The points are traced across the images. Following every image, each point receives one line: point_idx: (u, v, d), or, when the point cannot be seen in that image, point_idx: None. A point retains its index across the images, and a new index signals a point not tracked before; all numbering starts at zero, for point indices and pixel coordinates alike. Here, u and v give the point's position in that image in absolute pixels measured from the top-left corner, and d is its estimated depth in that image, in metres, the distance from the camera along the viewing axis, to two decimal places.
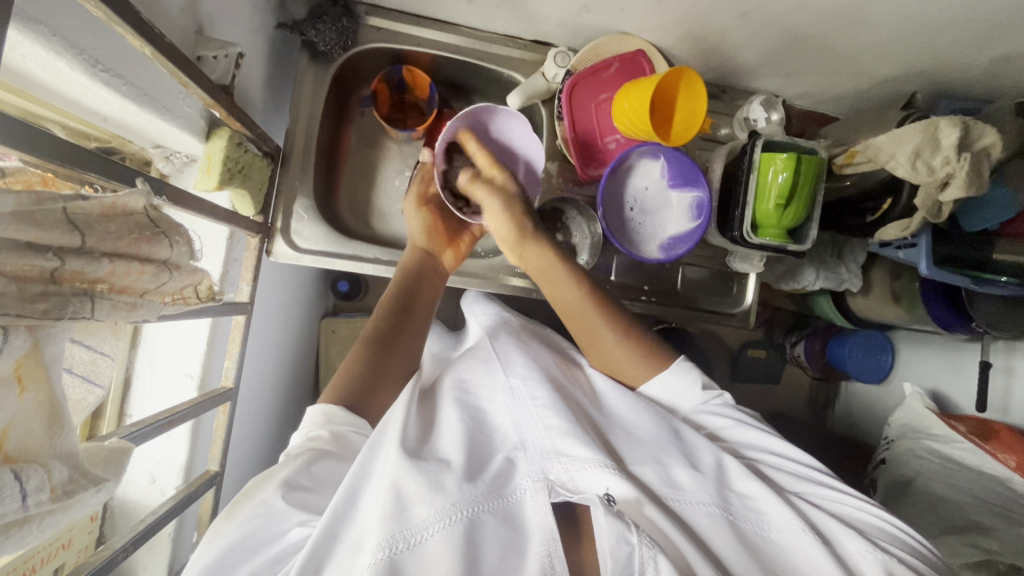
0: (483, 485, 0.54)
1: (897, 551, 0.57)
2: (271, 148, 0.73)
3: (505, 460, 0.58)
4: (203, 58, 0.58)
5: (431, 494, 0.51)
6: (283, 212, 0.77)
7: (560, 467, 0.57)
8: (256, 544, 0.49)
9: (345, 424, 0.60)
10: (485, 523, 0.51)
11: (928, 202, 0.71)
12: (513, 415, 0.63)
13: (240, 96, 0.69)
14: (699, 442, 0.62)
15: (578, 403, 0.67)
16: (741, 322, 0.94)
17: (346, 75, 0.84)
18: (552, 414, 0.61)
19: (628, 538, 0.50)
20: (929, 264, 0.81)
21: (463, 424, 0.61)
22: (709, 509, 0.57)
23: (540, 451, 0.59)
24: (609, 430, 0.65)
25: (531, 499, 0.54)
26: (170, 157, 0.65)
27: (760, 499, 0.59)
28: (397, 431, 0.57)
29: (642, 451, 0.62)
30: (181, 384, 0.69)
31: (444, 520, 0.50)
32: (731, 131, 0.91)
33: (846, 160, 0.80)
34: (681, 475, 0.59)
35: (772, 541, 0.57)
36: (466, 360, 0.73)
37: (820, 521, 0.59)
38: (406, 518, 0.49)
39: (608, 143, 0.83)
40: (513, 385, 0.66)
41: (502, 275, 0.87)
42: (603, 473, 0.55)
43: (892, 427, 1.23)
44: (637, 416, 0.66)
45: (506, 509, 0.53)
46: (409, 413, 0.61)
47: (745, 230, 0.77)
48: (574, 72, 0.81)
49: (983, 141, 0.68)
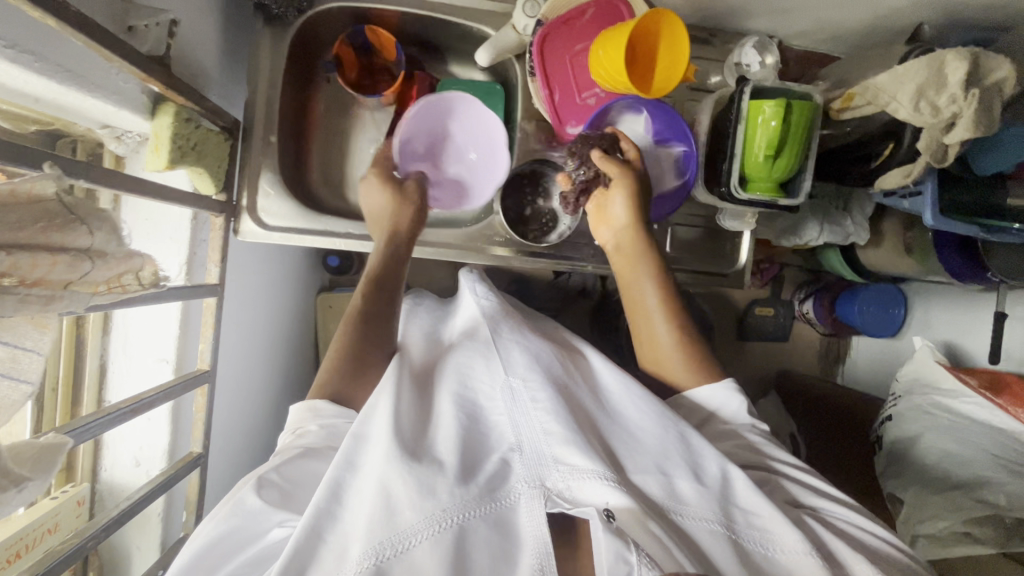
0: (476, 489, 0.53)
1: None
2: (229, 122, 0.70)
3: (500, 462, 0.57)
4: (135, 28, 0.54)
5: (421, 498, 0.51)
6: (248, 188, 0.74)
7: (558, 476, 0.55)
8: (240, 541, 0.52)
9: (334, 416, 0.61)
10: (475, 529, 0.51)
11: (932, 145, 0.66)
12: (510, 414, 0.61)
13: (189, 67, 0.66)
14: (706, 450, 0.61)
15: (581, 402, 0.65)
16: (734, 283, 0.90)
17: (307, 38, 0.80)
18: (553, 420, 0.59)
19: (627, 557, 0.49)
20: (934, 214, 0.75)
21: (460, 422, 0.60)
22: (711, 526, 0.56)
23: (536, 455, 0.57)
24: (611, 433, 0.64)
25: (525, 506, 0.53)
26: (122, 137, 0.64)
27: (765, 517, 0.58)
28: (387, 423, 0.57)
29: (645, 460, 0.60)
30: (158, 367, 0.69)
31: (433, 527, 0.50)
32: (722, 78, 0.85)
33: (843, 104, 0.74)
34: (685, 487, 0.58)
35: (775, 560, 0.56)
36: (464, 351, 0.69)
37: (829, 544, 0.58)
38: (395, 522, 0.50)
39: (586, 98, 0.77)
40: (514, 386, 0.62)
41: (487, 245, 0.83)
42: (602, 486, 0.54)
43: (900, 382, 1.19)
44: (642, 418, 0.64)
45: (499, 516, 0.53)
46: (398, 403, 0.60)
47: (732, 185, 0.73)
48: (545, 22, 0.74)
49: (995, 75, 0.62)
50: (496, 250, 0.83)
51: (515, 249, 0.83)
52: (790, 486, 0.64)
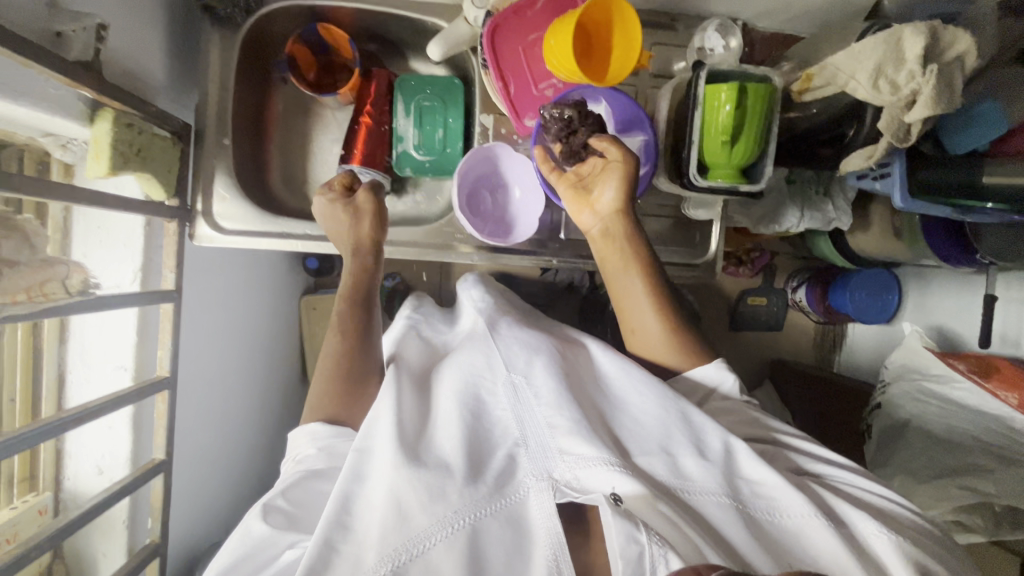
0: (485, 487, 0.53)
1: (907, 530, 0.56)
2: (176, 126, 0.69)
3: (507, 458, 0.57)
4: (61, 33, 0.53)
5: (432, 503, 0.52)
6: (202, 193, 0.74)
7: (564, 466, 0.55)
8: (252, 569, 0.53)
9: (330, 435, 0.61)
10: (489, 528, 0.51)
11: (893, 125, 0.63)
12: (513, 409, 0.61)
13: (131, 72, 0.65)
14: (707, 425, 0.59)
15: (580, 388, 0.65)
16: (706, 273, 0.89)
17: (260, 39, 0.79)
18: (557, 412, 0.59)
19: (638, 537, 0.50)
20: (904, 195, 0.73)
21: (461, 417, 0.60)
22: (719, 499, 0.56)
23: (541, 448, 0.57)
24: (613, 418, 0.63)
25: (535, 498, 0.54)
26: (68, 144, 0.64)
27: (768, 484, 0.57)
28: (389, 428, 0.57)
29: (648, 444, 0.59)
30: (116, 375, 0.69)
31: (446, 529, 0.50)
32: (685, 64, 0.83)
33: (801, 87, 0.71)
34: (689, 464, 0.57)
35: (784, 526, 0.56)
36: (464, 352, 0.68)
37: (832, 503, 0.57)
38: (407, 527, 0.50)
39: (542, 90, 0.76)
40: (516, 382, 0.63)
41: (451, 243, 0.82)
42: (609, 473, 0.53)
43: (888, 369, 1.17)
44: (641, 402, 0.62)
45: (510, 512, 0.53)
46: (401, 404, 0.61)
47: (692, 173, 0.71)
48: (495, 13, 0.72)
49: (955, 49, 0.60)
50: (459, 246, 0.82)
51: (479, 246, 0.82)
52: (795, 458, 0.63)
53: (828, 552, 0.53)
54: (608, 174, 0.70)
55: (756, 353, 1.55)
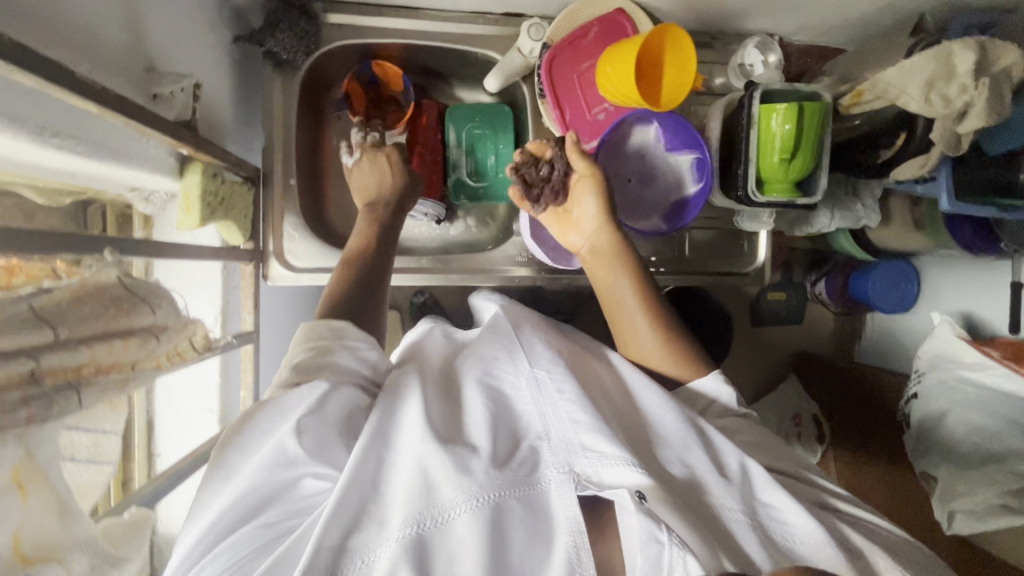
0: (510, 471, 0.51)
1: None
2: (250, 172, 0.71)
3: (529, 447, 0.54)
4: (159, 95, 0.55)
5: (458, 475, 0.49)
6: (273, 234, 0.75)
7: (586, 461, 0.52)
8: (267, 496, 0.49)
9: (354, 340, 0.57)
10: (511, 508, 0.49)
11: (945, 135, 0.66)
12: (534, 400, 0.57)
13: (208, 123, 0.67)
14: (725, 444, 0.57)
15: (599, 385, 0.62)
16: (755, 280, 0.92)
17: (316, 78, 0.81)
18: (580, 406, 0.55)
19: (659, 538, 0.47)
20: (951, 199, 0.76)
21: (484, 402, 0.56)
22: (734, 516, 0.53)
23: (565, 442, 0.54)
24: (630, 416, 0.60)
25: (556, 488, 0.51)
26: (149, 197, 0.64)
27: (784, 510, 0.54)
28: (414, 403, 0.54)
29: (669, 450, 0.57)
30: (204, 418, 0.74)
31: (472, 503, 0.48)
32: (726, 80, 0.86)
33: (852, 100, 0.75)
34: (707, 477, 0.55)
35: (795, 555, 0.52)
36: (483, 341, 0.63)
37: (849, 538, 0.55)
38: (432, 497, 0.48)
39: (596, 114, 0.78)
40: (539, 375, 0.58)
41: (509, 267, 0.84)
42: (632, 472, 0.51)
43: (921, 358, 1.16)
44: (659, 408, 0.59)
45: (532, 497, 0.50)
46: (422, 384, 0.57)
47: (750, 189, 0.73)
48: (551, 45, 0.75)
49: (1003, 61, 0.63)
50: (516, 270, 0.84)
51: (537, 268, 0.84)
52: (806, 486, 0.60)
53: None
54: (580, 189, 0.72)
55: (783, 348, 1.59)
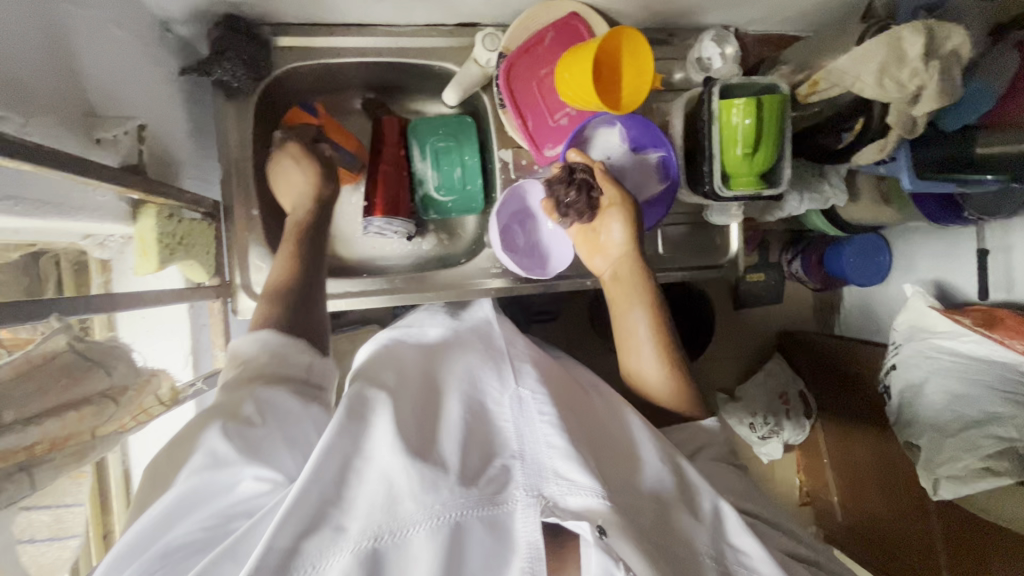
0: (478, 491, 0.51)
1: None
2: (209, 206, 0.69)
3: (503, 466, 0.55)
4: (103, 139, 0.53)
5: (425, 491, 0.50)
6: (239, 267, 0.74)
7: (556, 488, 0.53)
8: (203, 497, 0.48)
9: (280, 346, 0.57)
10: (472, 527, 0.49)
11: (901, 119, 0.67)
12: (515, 419, 0.60)
13: (160, 161, 0.65)
14: (700, 485, 0.60)
15: (581, 418, 0.65)
16: (730, 271, 0.92)
17: (271, 103, 0.79)
18: (559, 426, 0.58)
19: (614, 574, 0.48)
20: (911, 177, 0.78)
21: (465, 421, 0.59)
22: (704, 556, 0.56)
23: (537, 461, 0.55)
24: (604, 445, 0.63)
25: (522, 512, 0.51)
26: (104, 242, 0.61)
27: (754, 557, 0.57)
28: (392, 417, 0.56)
29: (643, 477, 0.59)
30: None
31: (433, 520, 0.48)
32: (685, 75, 0.86)
33: (809, 89, 0.75)
34: (680, 520, 0.57)
35: None
36: (476, 366, 0.67)
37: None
38: (395, 510, 0.48)
39: (559, 120, 0.77)
40: (523, 397, 0.62)
41: (483, 279, 0.84)
42: (596, 502, 0.52)
43: (898, 330, 1.19)
44: (639, 441, 0.63)
45: (495, 517, 0.51)
46: (406, 406, 0.59)
47: (716, 184, 0.73)
48: (507, 54, 0.75)
49: (952, 42, 0.63)
50: (491, 281, 0.83)
51: (511, 278, 0.84)
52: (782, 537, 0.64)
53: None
54: (609, 216, 0.72)
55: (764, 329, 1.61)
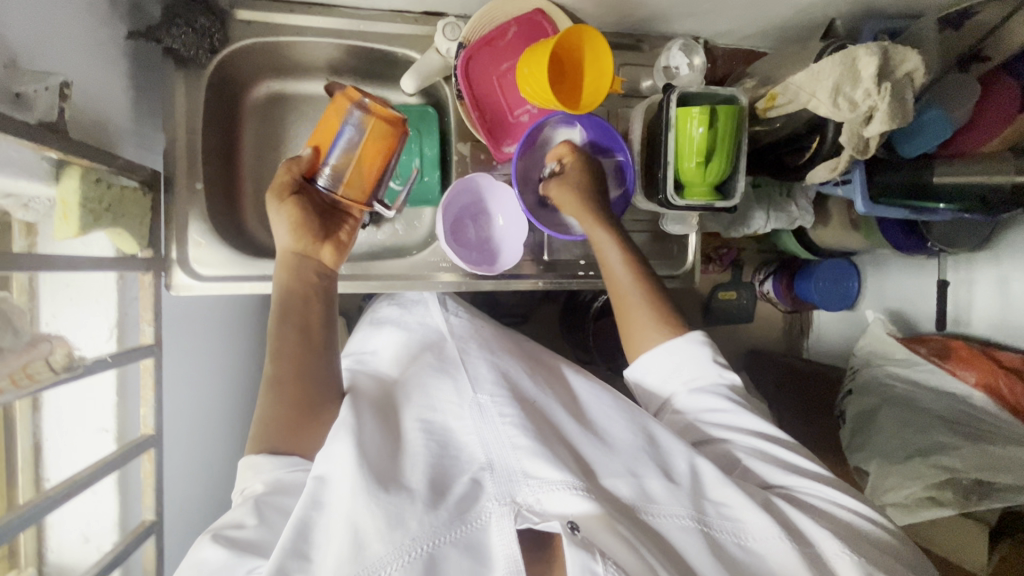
0: (446, 512, 0.51)
1: (864, 542, 0.57)
2: (146, 175, 0.67)
3: (470, 483, 0.55)
4: (23, 95, 0.50)
5: (390, 529, 0.49)
6: (176, 241, 0.72)
7: (528, 490, 0.53)
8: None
9: (276, 468, 0.59)
10: (448, 554, 0.49)
11: (854, 139, 0.67)
12: (478, 433, 0.60)
13: (95, 124, 0.63)
14: (673, 448, 0.60)
15: (553, 421, 0.64)
16: (685, 283, 0.92)
17: (227, 78, 0.77)
18: (520, 433, 0.58)
19: (594, 569, 0.47)
20: (865, 200, 0.77)
21: (427, 449, 0.58)
22: (683, 522, 0.55)
23: (506, 470, 0.55)
24: (578, 444, 0.62)
25: (496, 524, 0.51)
26: (29, 204, 0.56)
27: (734, 506, 0.56)
28: (351, 447, 0.56)
29: (615, 464, 0.59)
30: (99, 438, 0.67)
31: (404, 557, 0.48)
32: (653, 83, 0.85)
33: (767, 104, 0.75)
34: (655, 486, 0.57)
35: (749, 549, 0.55)
36: (433, 379, 0.69)
37: (799, 521, 0.57)
38: (363, 555, 0.47)
39: (519, 116, 0.77)
40: (481, 402, 0.62)
41: (433, 272, 0.82)
42: (570, 496, 0.52)
43: (858, 355, 1.23)
44: (611, 428, 0.64)
45: (470, 537, 0.50)
46: (359, 430, 0.59)
47: (669, 192, 0.73)
48: (467, 45, 0.73)
49: (906, 66, 0.64)
50: (440, 275, 0.82)
51: (462, 273, 0.82)
52: (761, 464, 0.63)
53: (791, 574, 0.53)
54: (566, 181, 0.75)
55: (730, 347, 1.61)
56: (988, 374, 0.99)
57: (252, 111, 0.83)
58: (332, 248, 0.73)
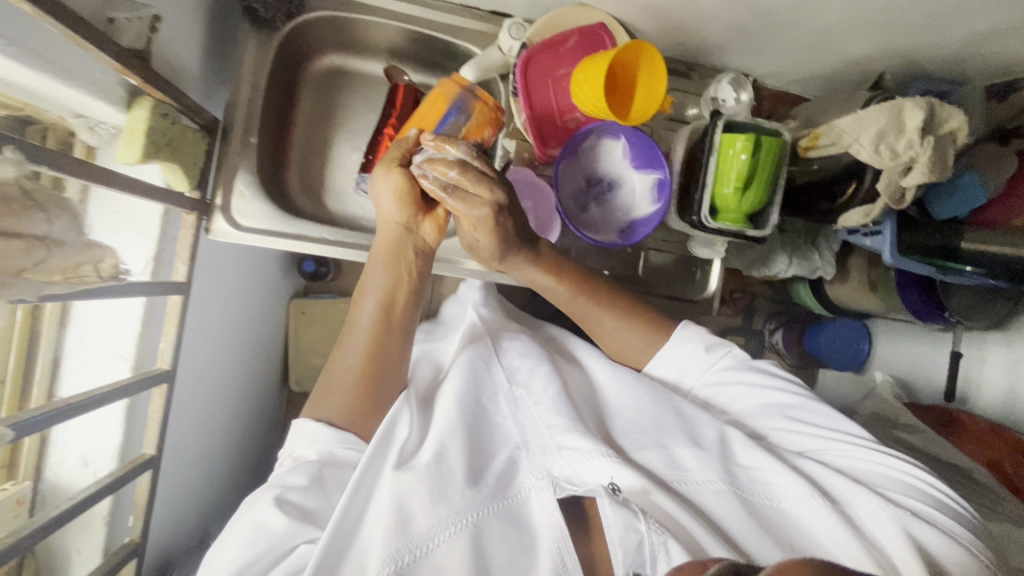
0: (487, 489, 0.61)
1: (907, 501, 0.62)
2: (206, 120, 0.69)
3: (508, 461, 0.65)
4: (115, 20, 0.53)
5: (436, 503, 0.58)
6: (223, 189, 0.74)
7: (562, 462, 0.63)
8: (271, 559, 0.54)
9: (334, 442, 0.62)
10: (491, 525, 0.58)
11: (890, 187, 0.69)
12: (514, 417, 0.70)
13: (170, 64, 0.66)
14: (699, 419, 0.68)
15: (579, 404, 0.73)
16: (704, 309, 0.92)
17: (296, 45, 0.81)
18: (554, 415, 0.68)
19: (636, 526, 0.56)
20: (893, 252, 0.78)
21: (465, 422, 0.67)
22: (716, 487, 0.63)
23: (541, 449, 0.65)
24: (608, 423, 0.72)
25: (537, 496, 0.61)
26: (95, 128, 0.62)
27: (763, 469, 0.65)
28: (398, 436, 0.63)
29: (643, 437, 0.68)
30: (114, 365, 0.67)
31: (449, 528, 0.57)
32: (698, 111, 0.88)
33: (810, 143, 0.77)
34: (685, 456, 0.65)
35: (782, 509, 0.63)
36: (466, 354, 0.76)
37: (825, 479, 0.65)
38: (409, 530, 0.56)
39: (567, 122, 0.80)
40: (517, 394, 0.72)
41: (461, 259, 0.84)
42: (605, 464, 0.61)
43: (860, 415, 1.22)
44: (636, 406, 0.71)
45: (512, 509, 0.60)
46: (411, 414, 0.66)
47: (703, 214, 0.74)
48: (529, 46, 0.76)
49: (950, 125, 0.66)
50: (467, 263, 0.84)
51: (488, 264, 0.84)
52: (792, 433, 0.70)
53: (829, 532, 0.60)
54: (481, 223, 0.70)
55: None
56: (990, 450, 1.00)
57: (313, 79, 0.86)
58: (432, 223, 0.74)
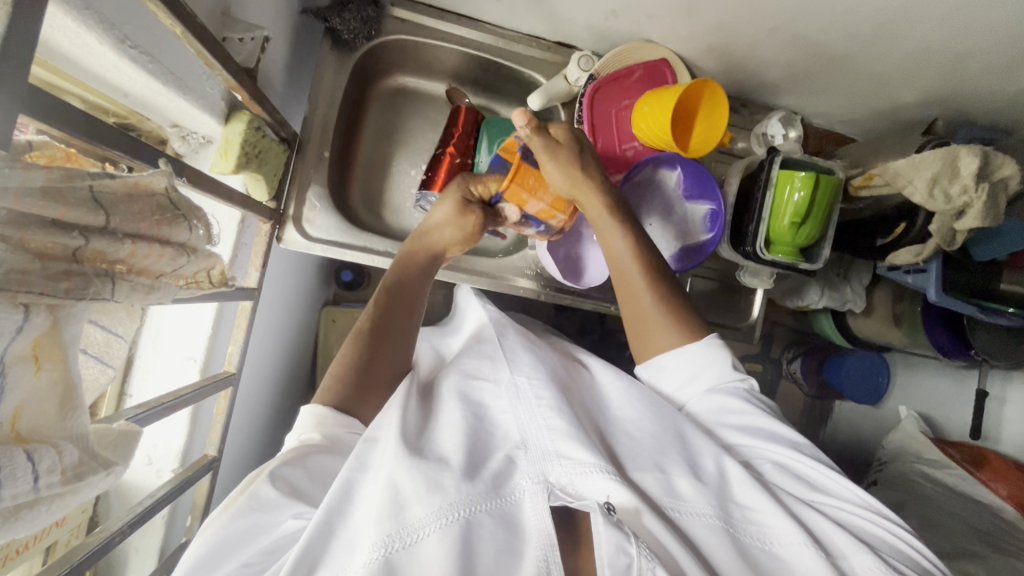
0: (483, 484, 0.54)
1: (907, 569, 0.56)
2: (288, 134, 0.72)
3: (505, 458, 0.58)
4: (228, 39, 0.57)
5: (430, 493, 0.52)
6: (295, 200, 0.76)
7: (561, 470, 0.57)
8: (251, 535, 0.51)
9: (338, 425, 0.61)
10: (482, 523, 0.52)
11: (943, 230, 0.72)
12: (515, 413, 0.63)
13: (261, 79, 0.68)
14: (703, 447, 0.62)
15: (579, 406, 0.67)
16: (746, 336, 0.94)
17: (368, 64, 0.84)
18: (556, 416, 0.62)
19: (627, 549, 0.51)
20: (938, 290, 0.81)
21: (466, 419, 0.61)
22: (709, 521, 0.57)
23: (541, 452, 0.59)
24: (611, 435, 0.65)
25: (529, 500, 0.55)
26: (187, 136, 0.64)
27: (762, 511, 0.59)
28: (395, 427, 0.59)
29: (645, 457, 0.62)
30: (184, 366, 0.68)
31: (441, 520, 0.50)
32: (747, 145, 0.91)
33: (862, 182, 0.79)
34: (682, 484, 0.59)
35: (772, 553, 0.57)
36: (468, 356, 0.73)
37: (824, 533, 0.58)
38: (403, 517, 0.50)
39: (625, 150, 0.83)
40: (518, 383, 0.66)
41: (513, 277, 0.86)
42: (603, 480, 0.55)
43: (886, 448, 1.24)
44: (641, 421, 0.65)
45: (504, 510, 0.54)
46: (405, 410, 0.62)
47: (758, 245, 0.77)
48: (597, 77, 0.80)
49: (1002, 172, 0.68)
50: (521, 281, 0.86)
51: (541, 284, 0.87)
52: (786, 478, 0.63)
53: None
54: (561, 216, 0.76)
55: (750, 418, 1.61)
56: (1017, 490, 0.99)
57: (378, 97, 0.89)
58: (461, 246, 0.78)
